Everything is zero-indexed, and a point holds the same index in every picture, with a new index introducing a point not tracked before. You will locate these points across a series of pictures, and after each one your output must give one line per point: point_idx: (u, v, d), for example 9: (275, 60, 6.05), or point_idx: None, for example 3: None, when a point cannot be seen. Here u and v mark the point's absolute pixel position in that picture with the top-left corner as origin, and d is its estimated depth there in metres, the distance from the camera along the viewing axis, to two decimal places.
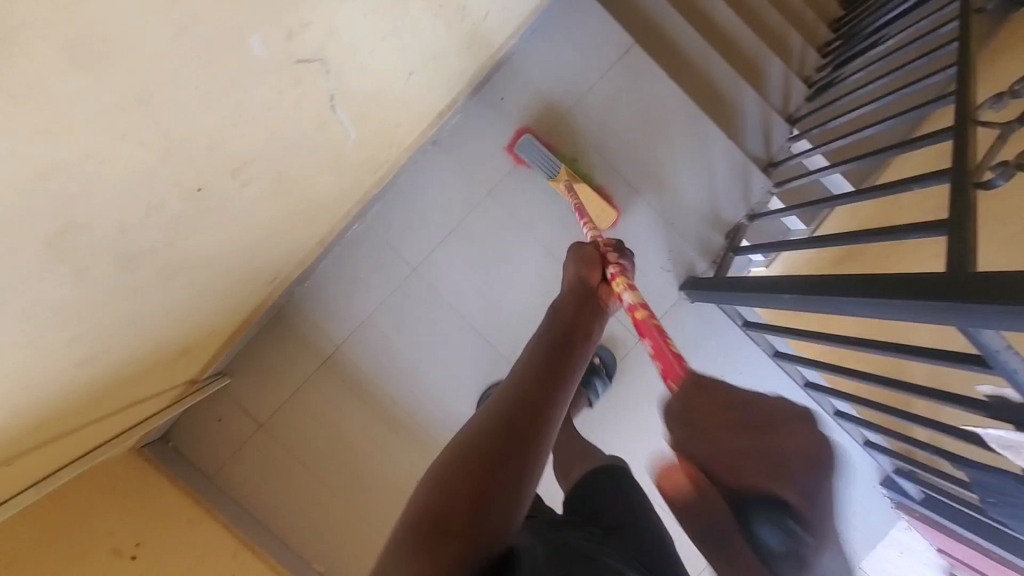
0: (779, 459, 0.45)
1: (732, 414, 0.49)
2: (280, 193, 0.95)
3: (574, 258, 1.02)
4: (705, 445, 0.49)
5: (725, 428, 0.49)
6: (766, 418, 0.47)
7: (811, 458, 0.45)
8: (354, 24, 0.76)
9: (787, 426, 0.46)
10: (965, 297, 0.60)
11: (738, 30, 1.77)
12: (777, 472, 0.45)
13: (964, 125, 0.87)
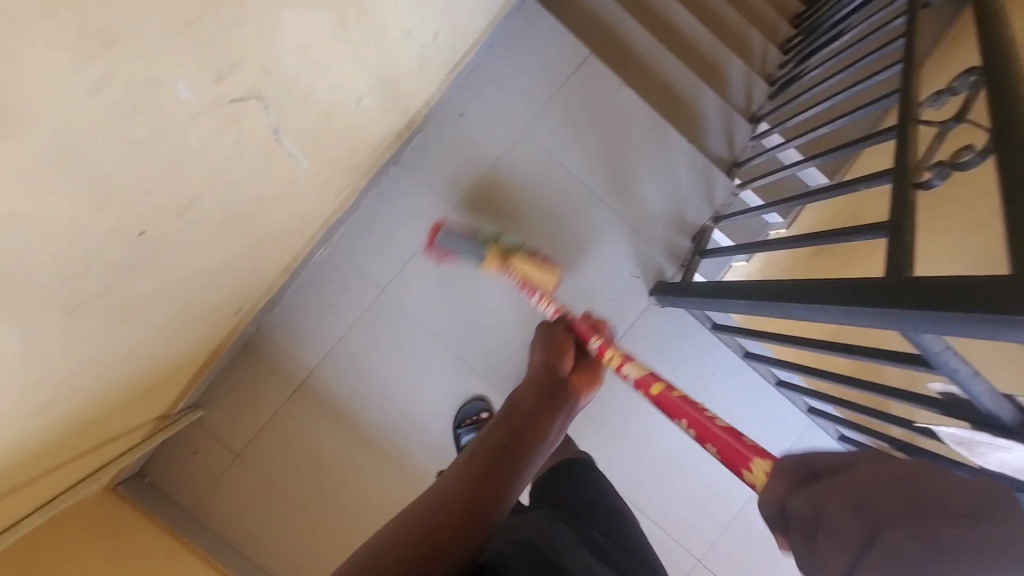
0: (953, 512, 0.34)
1: (856, 476, 0.40)
2: (234, 227, 0.95)
3: (542, 342, 1.00)
4: (862, 521, 0.37)
5: (880, 497, 0.37)
6: (919, 479, 0.37)
7: (985, 503, 0.34)
8: (290, 59, 0.75)
9: (949, 480, 0.36)
10: (904, 304, 0.61)
11: (696, 32, 1.79)
12: (959, 528, 0.33)
13: (905, 124, 0.88)
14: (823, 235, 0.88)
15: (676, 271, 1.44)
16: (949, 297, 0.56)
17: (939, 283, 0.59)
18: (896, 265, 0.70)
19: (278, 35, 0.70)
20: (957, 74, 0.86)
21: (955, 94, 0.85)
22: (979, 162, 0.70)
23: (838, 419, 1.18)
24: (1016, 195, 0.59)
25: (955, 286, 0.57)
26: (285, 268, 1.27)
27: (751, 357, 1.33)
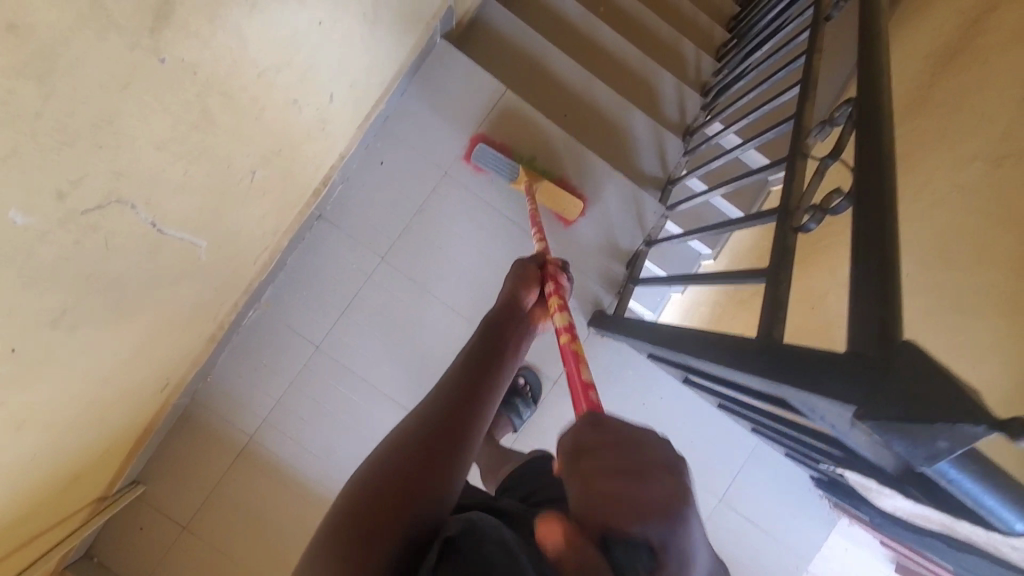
0: (650, 509, 0.42)
1: (613, 457, 0.45)
2: (133, 317, 0.94)
3: (515, 274, 1.00)
4: (582, 487, 0.45)
5: (608, 474, 0.44)
6: (643, 464, 0.44)
7: (671, 509, 0.42)
8: (148, 159, 0.74)
9: (660, 477, 0.44)
10: (769, 372, 0.60)
11: (623, 50, 1.78)
12: (650, 517, 0.42)
13: (793, 158, 0.87)
14: (718, 276, 0.87)
15: (613, 299, 1.44)
16: (796, 370, 0.55)
17: (797, 352, 0.58)
18: (767, 318, 0.68)
19: (126, 142, 0.68)
20: (837, 105, 0.85)
21: (836, 125, 0.84)
22: (846, 209, 0.69)
23: (774, 437, 1.17)
24: (862, 257, 0.57)
25: (806, 358, 0.56)
26: (213, 336, 1.26)
27: (689, 380, 1.32)
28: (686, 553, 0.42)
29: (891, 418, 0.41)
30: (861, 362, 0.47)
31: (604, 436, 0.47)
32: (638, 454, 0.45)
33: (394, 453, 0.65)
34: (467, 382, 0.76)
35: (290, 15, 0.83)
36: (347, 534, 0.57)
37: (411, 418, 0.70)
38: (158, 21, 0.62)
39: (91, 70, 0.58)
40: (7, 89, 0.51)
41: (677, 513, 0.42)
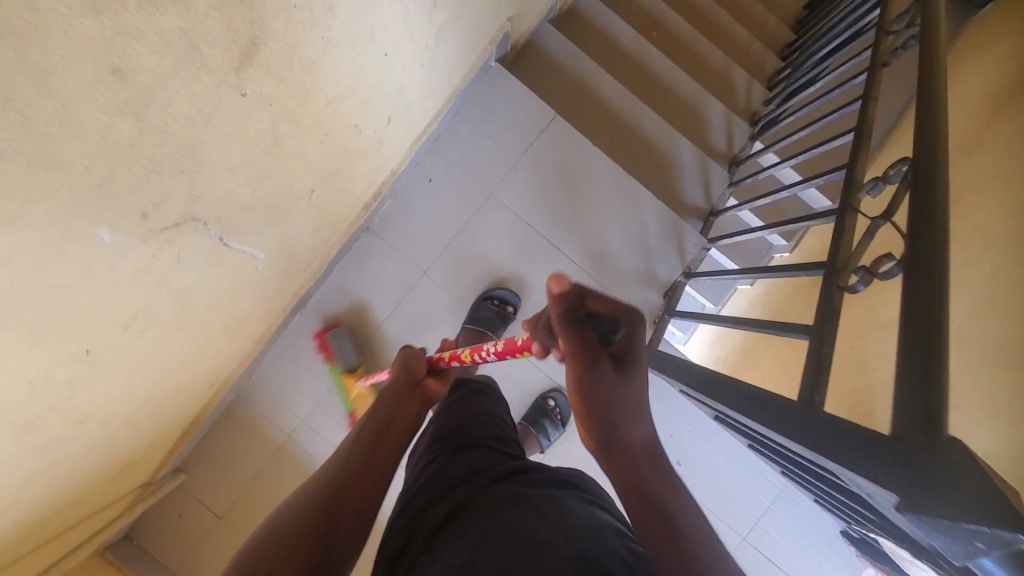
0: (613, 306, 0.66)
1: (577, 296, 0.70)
2: (193, 321, 0.99)
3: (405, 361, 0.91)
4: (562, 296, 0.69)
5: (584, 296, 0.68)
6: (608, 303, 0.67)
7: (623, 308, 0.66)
8: (221, 181, 0.78)
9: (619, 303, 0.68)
10: (804, 433, 0.62)
11: (675, 77, 1.79)
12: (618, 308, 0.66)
13: (843, 211, 0.88)
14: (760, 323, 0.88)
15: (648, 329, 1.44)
16: (840, 446, 0.55)
17: (841, 425, 0.58)
18: (812, 379, 0.69)
19: (204, 167, 0.73)
20: (894, 163, 0.86)
21: (891, 183, 0.85)
22: (897, 274, 0.69)
23: (803, 483, 1.16)
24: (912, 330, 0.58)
25: (851, 435, 0.56)
26: (259, 339, 1.32)
27: (719, 417, 1.31)
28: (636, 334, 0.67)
29: (939, 516, 0.42)
30: (897, 445, 0.49)
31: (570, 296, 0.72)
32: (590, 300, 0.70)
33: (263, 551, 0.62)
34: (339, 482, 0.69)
35: (359, 48, 0.86)
36: None
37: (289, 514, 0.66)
38: (245, 60, 0.66)
39: (182, 106, 0.63)
40: (108, 125, 0.55)
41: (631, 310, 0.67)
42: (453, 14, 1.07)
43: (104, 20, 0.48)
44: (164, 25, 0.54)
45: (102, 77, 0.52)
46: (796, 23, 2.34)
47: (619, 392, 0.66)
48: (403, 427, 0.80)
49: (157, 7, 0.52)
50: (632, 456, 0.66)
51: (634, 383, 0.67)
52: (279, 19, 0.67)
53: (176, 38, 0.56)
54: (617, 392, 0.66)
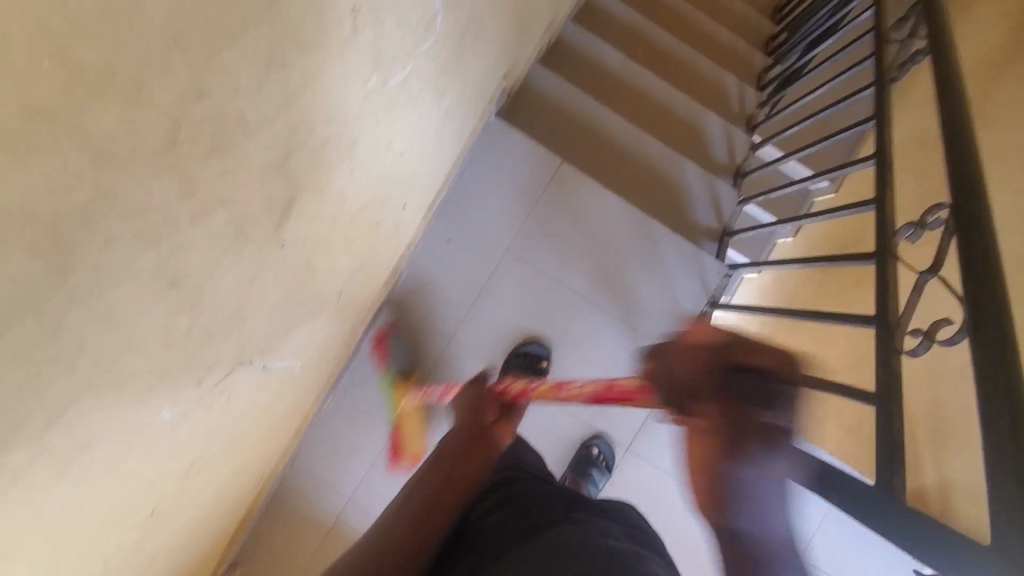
0: (777, 356, 0.64)
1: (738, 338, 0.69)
2: (241, 442, 0.97)
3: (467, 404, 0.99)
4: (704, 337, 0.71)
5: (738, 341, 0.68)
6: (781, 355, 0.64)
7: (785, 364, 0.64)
8: (263, 322, 0.77)
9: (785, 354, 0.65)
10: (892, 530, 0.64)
11: (669, 96, 1.79)
12: (778, 361, 0.64)
13: (883, 259, 0.89)
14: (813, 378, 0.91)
15: None
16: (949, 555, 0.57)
17: (933, 527, 0.61)
18: (885, 457, 0.70)
19: (249, 319, 0.72)
20: (929, 209, 0.87)
21: (929, 229, 0.86)
22: (963, 338, 0.71)
23: None
24: (995, 424, 0.59)
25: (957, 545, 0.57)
26: (298, 428, 1.30)
27: None
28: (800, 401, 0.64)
29: None
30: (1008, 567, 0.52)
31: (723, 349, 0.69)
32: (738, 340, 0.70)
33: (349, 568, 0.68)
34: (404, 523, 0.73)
35: (381, 158, 0.85)
36: None
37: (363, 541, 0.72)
38: (284, 217, 0.65)
39: (230, 282, 0.61)
40: (167, 326, 0.54)
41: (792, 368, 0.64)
42: (458, 94, 1.05)
43: (160, 248, 0.47)
44: (213, 226, 0.52)
45: (160, 291, 0.51)
46: (776, 14, 2.32)
47: (773, 486, 0.59)
48: (469, 475, 0.83)
49: (206, 215, 0.50)
50: (762, 553, 0.57)
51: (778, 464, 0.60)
52: (312, 172, 0.65)
53: (225, 230, 0.55)
54: (760, 468, 0.60)
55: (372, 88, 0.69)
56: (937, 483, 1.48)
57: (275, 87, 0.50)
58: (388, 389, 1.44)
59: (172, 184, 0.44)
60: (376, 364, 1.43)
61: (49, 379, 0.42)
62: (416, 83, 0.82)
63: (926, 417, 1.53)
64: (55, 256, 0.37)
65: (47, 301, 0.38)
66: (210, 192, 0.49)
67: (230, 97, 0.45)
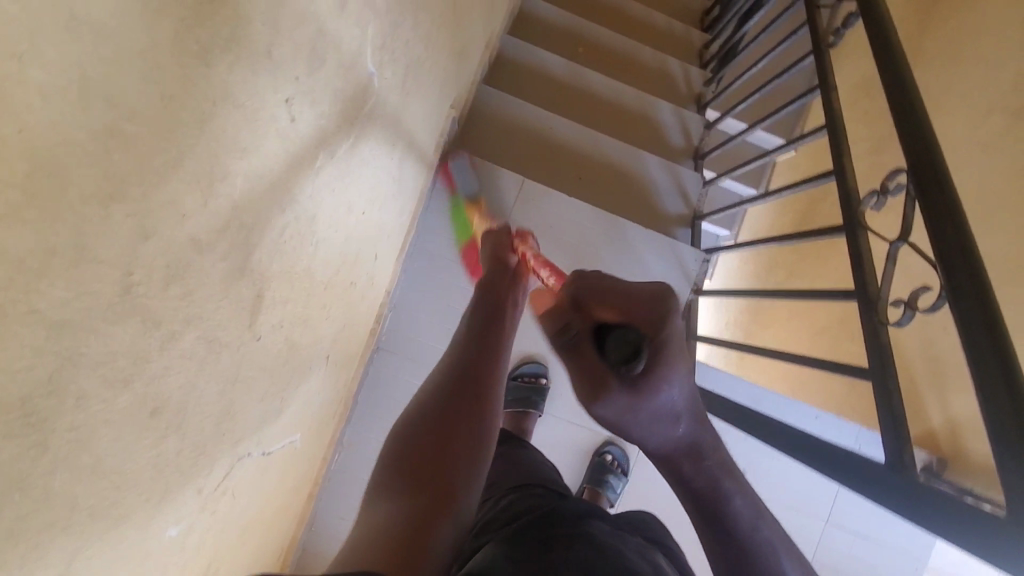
0: (642, 308, 0.61)
1: (612, 296, 0.63)
2: (255, 529, 0.95)
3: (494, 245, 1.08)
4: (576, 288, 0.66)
5: (608, 300, 0.63)
6: (643, 300, 0.61)
7: (659, 311, 0.61)
8: (254, 412, 0.75)
9: (654, 300, 0.61)
10: (905, 507, 0.65)
11: (616, 92, 1.80)
12: (645, 316, 0.61)
13: (853, 233, 0.90)
14: (805, 359, 0.92)
15: None
16: (959, 530, 0.57)
17: (942, 498, 0.61)
18: (892, 435, 0.71)
19: (239, 416, 0.70)
20: (888, 175, 0.88)
21: (892, 195, 0.87)
22: (944, 303, 0.72)
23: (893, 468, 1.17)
24: (989, 389, 0.59)
25: (964, 514, 0.58)
26: (310, 494, 1.28)
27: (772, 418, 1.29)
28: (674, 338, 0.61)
29: None
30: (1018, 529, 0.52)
31: (591, 295, 0.64)
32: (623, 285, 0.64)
33: (416, 433, 0.76)
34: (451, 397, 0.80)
35: (344, 221, 0.84)
36: (404, 505, 0.67)
37: (419, 404, 0.81)
38: (255, 313, 0.63)
39: (211, 392, 0.60)
40: (155, 454, 0.53)
41: (663, 305, 0.61)
42: (409, 137, 1.05)
43: (134, 386, 0.46)
44: (184, 345, 0.51)
45: (143, 423, 0.49)
46: None
47: (644, 423, 0.66)
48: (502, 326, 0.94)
49: (175, 338, 0.49)
50: (664, 457, 0.70)
51: (649, 401, 0.63)
52: (275, 261, 0.64)
53: (198, 344, 0.53)
54: (628, 410, 0.63)
55: (321, 164, 0.68)
56: (943, 422, 1.50)
57: (222, 199, 0.49)
58: (456, 211, 1.43)
59: (133, 324, 0.43)
60: (444, 188, 1.43)
61: (46, 548, 0.41)
62: (364, 143, 0.81)
63: (922, 359, 1.56)
64: (27, 435, 0.35)
65: (25, 481, 0.37)
66: (173, 318, 0.48)
67: (177, 224, 0.44)
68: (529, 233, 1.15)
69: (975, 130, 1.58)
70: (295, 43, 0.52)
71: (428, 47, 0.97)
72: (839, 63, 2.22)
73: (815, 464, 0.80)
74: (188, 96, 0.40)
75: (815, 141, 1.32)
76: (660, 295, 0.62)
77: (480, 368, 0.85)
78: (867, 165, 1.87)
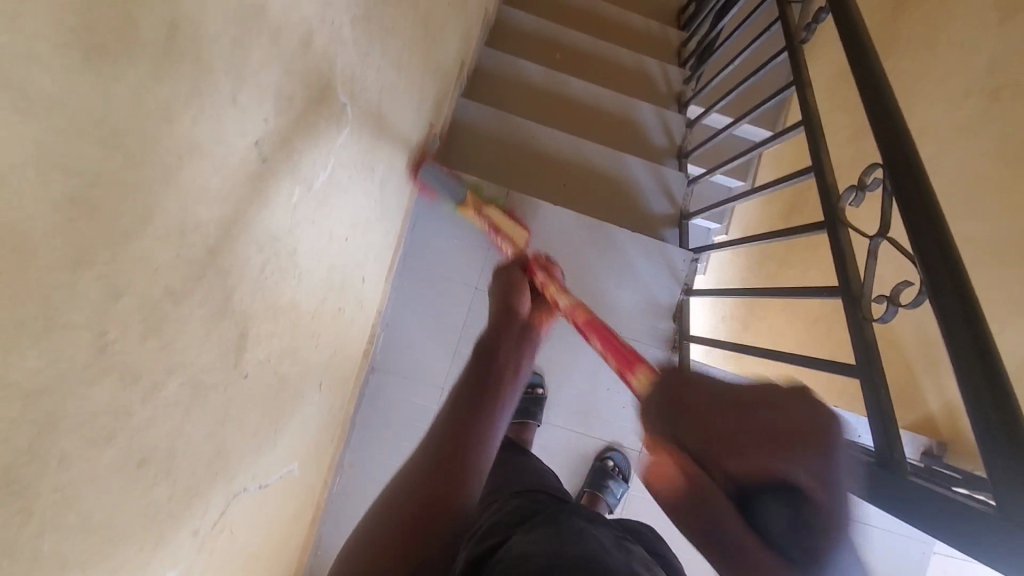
0: (792, 434, 0.47)
1: (754, 425, 0.49)
2: (257, 562, 0.95)
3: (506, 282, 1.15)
4: (700, 430, 0.53)
5: (735, 431, 0.50)
6: (798, 422, 0.48)
7: (816, 433, 0.47)
8: (247, 448, 0.75)
9: (801, 413, 0.48)
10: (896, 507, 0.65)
11: (596, 96, 1.81)
12: (787, 449, 0.47)
13: (834, 229, 0.91)
14: (793, 357, 0.93)
15: (671, 355, 1.47)
16: (945, 523, 0.58)
17: (931, 495, 0.62)
18: (880, 434, 0.71)
19: (231, 454, 0.70)
20: (865, 170, 0.89)
21: (869, 190, 0.88)
22: (926, 298, 0.72)
23: None
24: (973, 384, 0.60)
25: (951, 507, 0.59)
26: (313, 519, 1.28)
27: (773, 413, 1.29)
28: (837, 475, 0.46)
29: None
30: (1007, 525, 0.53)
31: (734, 449, 0.50)
32: (756, 397, 0.51)
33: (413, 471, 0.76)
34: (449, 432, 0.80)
35: (327, 249, 0.84)
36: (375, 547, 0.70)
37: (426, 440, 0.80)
38: (240, 352, 0.64)
39: (200, 435, 0.60)
40: (146, 503, 0.53)
41: (821, 434, 0.47)
42: (388, 159, 1.05)
43: (119, 441, 0.46)
44: (168, 394, 0.51)
45: (131, 475, 0.49)
46: None
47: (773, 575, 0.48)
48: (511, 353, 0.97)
49: (157, 389, 0.49)
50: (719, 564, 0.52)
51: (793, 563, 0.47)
52: (258, 299, 0.64)
53: (182, 391, 0.54)
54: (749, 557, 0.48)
55: (297, 199, 0.68)
56: (941, 406, 1.51)
57: (195, 247, 0.49)
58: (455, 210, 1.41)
59: (112, 381, 0.43)
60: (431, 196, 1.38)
61: None
62: (341, 172, 0.81)
63: (917, 344, 1.56)
64: (11, 503, 0.36)
65: (11, 549, 0.37)
66: (153, 370, 0.48)
67: (150, 278, 0.44)
68: (551, 266, 1.20)
69: (955, 113, 1.59)
70: (260, 85, 0.52)
71: (401, 70, 0.97)
72: (817, 52, 2.23)
73: None
74: (149, 153, 0.40)
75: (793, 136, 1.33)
76: (822, 429, 0.47)
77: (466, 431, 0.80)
78: (850, 153, 1.88)
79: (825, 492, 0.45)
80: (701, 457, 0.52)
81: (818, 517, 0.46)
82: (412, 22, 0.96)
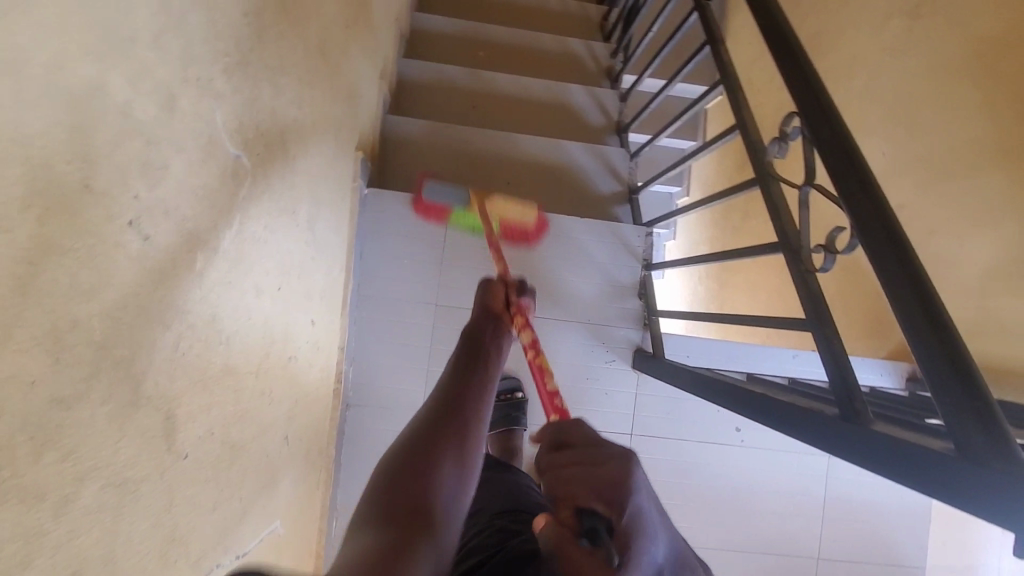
0: (611, 479, 0.52)
1: (581, 460, 0.54)
2: None
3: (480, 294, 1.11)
4: (551, 457, 0.57)
5: (574, 462, 0.54)
6: (614, 467, 0.53)
7: (628, 478, 0.52)
8: (209, 526, 0.72)
9: (617, 455, 0.54)
10: (857, 455, 0.64)
11: (524, 86, 1.78)
12: (605, 488, 0.51)
13: (766, 184, 0.89)
14: (751, 319, 0.92)
15: (644, 333, 1.47)
16: (894, 464, 0.58)
17: (889, 439, 0.61)
18: (838, 385, 0.70)
19: (189, 537, 0.67)
20: (785, 120, 0.87)
21: (792, 139, 0.86)
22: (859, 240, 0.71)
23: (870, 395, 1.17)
24: (911, 318, 0.59)
25: (898, 446, 0.59)
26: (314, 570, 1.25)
27: (752, 373, 1.27)
28: (636, 504, 0.52)
29: None
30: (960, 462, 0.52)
31: (562, 467, 0.55)
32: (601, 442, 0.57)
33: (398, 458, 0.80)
34: (429, 424, 0.85)
35: (256, 306, 0.81)
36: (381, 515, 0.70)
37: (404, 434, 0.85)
38: (170, 435, 0.61)
39: (142, 528, 0.57)
40: None
41: (631, 482, 0.52)
42: (311, 198, 1.02)
43: (36, 566, 0.44)
44: (88, 501, 0.49)
45: None
46: None
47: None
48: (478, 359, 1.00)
49: (70, 500, 0.47)
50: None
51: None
52: (180, 377, 0.62)
53: (105, 494, 0.51)
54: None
55: (203, 266, 0.65)
56: None
57: (79, 348, 0.46)
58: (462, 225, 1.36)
59: (13, 507, 0.41)
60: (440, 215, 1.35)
61: None
62: (253, 225, 0.78)
63: None
64: None
65: None
66: (60, 483, 0.46)
67: (30, 394, 0.42)
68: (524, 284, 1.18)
69: (880, 38, 1.59)
70: (120, 163, 0.50)
71: (304, 105, 0.94)
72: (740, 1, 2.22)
73: (780, 426, 0.80)
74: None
75: (719, 93, 1.32)
76: (629, 476, 0.52)
77: (464, 405, 0.89)
78: (787, 94, 1.86)
79: (618, 528, 0.50)
80: (553, 484, 0.54)
81: (614, 538, 0.50)
82: (304, 53, 0.92)
